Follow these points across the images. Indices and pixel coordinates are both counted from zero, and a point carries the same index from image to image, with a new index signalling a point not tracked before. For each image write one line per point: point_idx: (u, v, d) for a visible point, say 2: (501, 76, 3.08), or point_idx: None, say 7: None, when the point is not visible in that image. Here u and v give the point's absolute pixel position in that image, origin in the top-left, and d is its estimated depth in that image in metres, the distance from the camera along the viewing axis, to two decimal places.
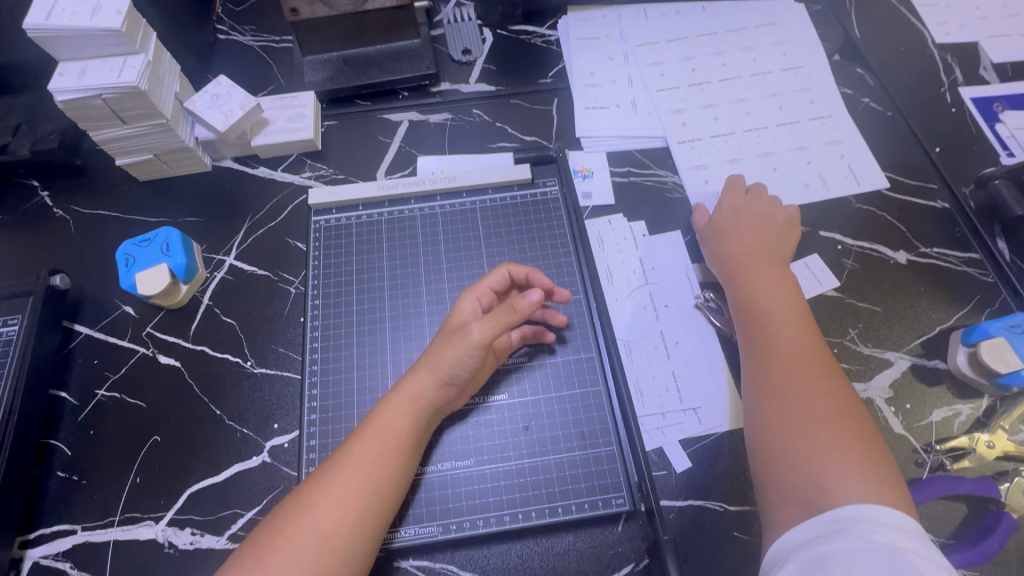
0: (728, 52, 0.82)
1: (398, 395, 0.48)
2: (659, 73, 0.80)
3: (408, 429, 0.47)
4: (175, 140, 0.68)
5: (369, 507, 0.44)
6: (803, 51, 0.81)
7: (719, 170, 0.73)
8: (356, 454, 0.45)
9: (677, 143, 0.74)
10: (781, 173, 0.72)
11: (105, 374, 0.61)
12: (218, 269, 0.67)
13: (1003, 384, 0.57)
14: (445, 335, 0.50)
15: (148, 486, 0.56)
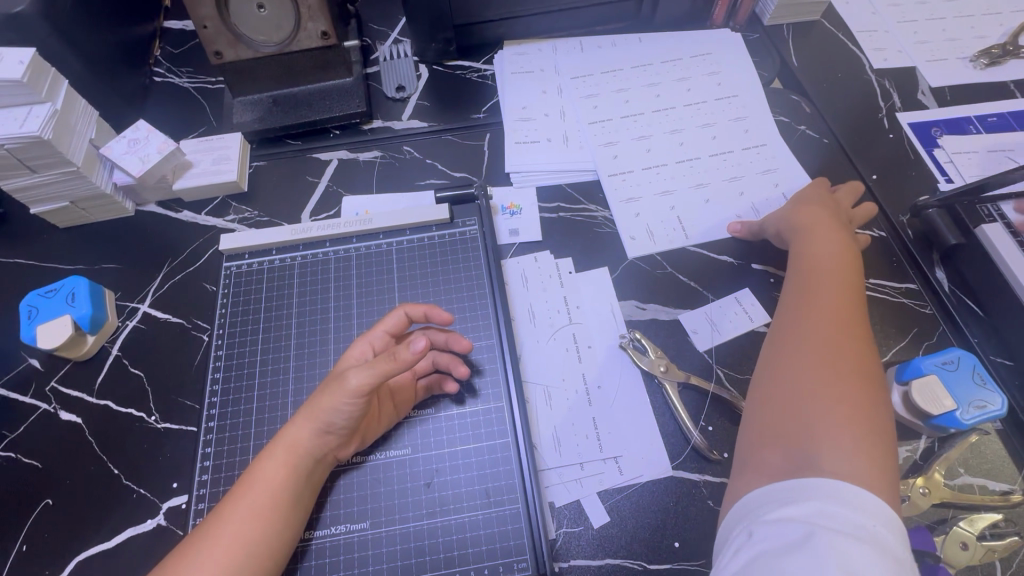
0: (663, 83, 0.81)
1: (278, 444, 0.46)
2: (593, 106, 0.79)
3: (286, 480, 0.44)
4: (90, 187, 0.67)
5: (244, 570, 0.41)
6: (739, 81, 0.81)
7: (652, 203, 0.71)
8: (232, 508, 0.43)
9: (609, 176, 0.73)
10: (714, 204, 0.70)
11: (2, 432, 0.59)
12: (131, 318, 0.65)
13: (938, 425, 0.54)
14: (328, 381, 0.47)
15: (34, 554, 0.53)
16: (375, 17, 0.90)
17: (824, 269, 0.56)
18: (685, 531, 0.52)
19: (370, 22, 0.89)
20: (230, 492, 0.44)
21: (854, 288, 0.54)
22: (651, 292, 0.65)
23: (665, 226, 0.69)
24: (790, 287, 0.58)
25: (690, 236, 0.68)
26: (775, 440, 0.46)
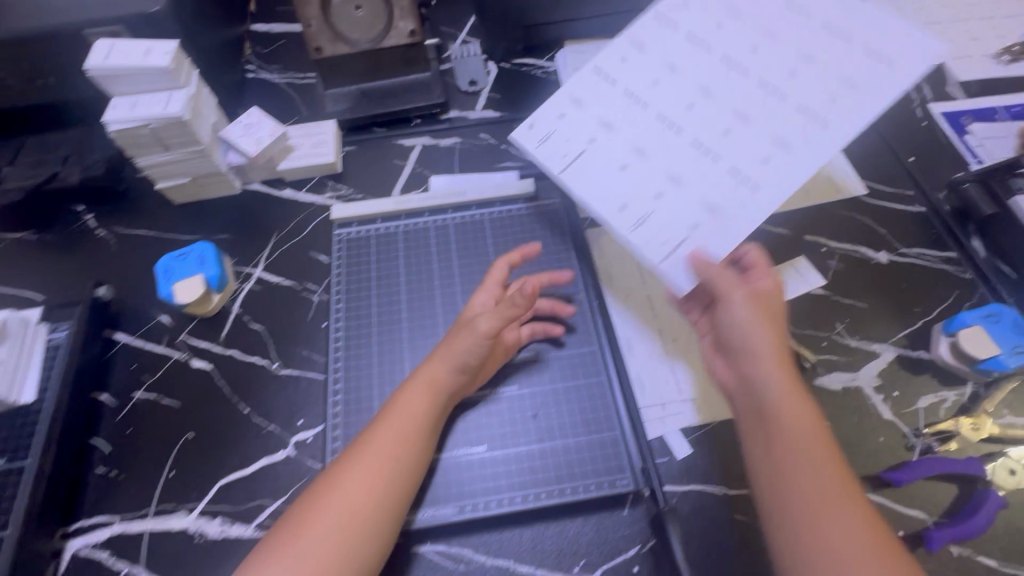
0: (760, 41, 0.61)
1: (416, 384, 0.53)
2: (621, 57, 0.63)
3: (424, 410, 0.52)
4: (211, 165, 0.75)
5: (388, 485, 0.49)
6: (838, 113, 0.56)
7: (584, 159, 0.61)
8: (376, 438, 0.50)
9: (570, 119, 0.62)
10: (636, 186, 0.59)
11: (142, 377, 0.66)
12: (247, 281, 0.73)
13: (983, 370, 0.60)
14: (457, 326, 0.55)
15: (180, 480, 0.60)
16: (446, 20, 0.99)
17: (806, 413, 0.49)
18: None
19: (441, 24, 0.98)
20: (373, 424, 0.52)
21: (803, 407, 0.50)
22: None
23: None
24: (752, 421, 0.51)
25: None
26: None
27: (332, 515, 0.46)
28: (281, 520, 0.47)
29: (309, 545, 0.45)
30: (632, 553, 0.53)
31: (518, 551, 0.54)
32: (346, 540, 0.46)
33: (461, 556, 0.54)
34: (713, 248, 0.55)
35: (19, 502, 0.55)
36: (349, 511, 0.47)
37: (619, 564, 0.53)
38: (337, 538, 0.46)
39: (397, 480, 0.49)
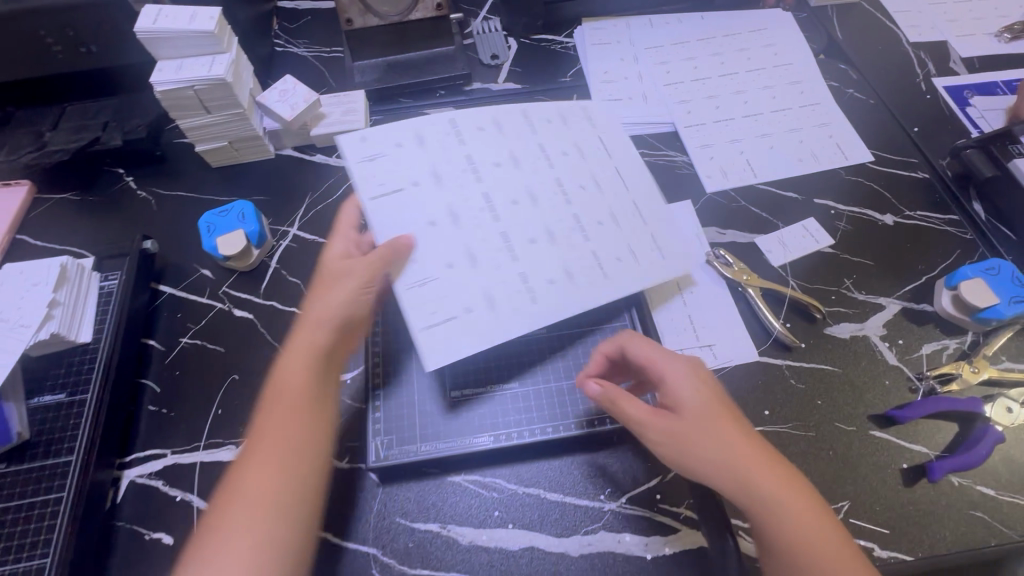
0: (598, 175, 0.69)
1: (291, 356, 0.55)
2: (478, 127, 0.68)
3: (300, 381, 0.53)
4: (249, 129, 0.79)
5: (291, 464, 0.50)
6: (622, 273, 0.62)
7: (396, 196, 0.61)
8: (254, 435, 0.51)
9: (407, 152, 0.63)
10: (431, 241, 0.59)
11: (187, 325, 0.70)
12: (283, 238, 0.76)
13: (983, 319, 0.64)
14: (326, 276, 0.59)
15: (227, 417, 0.63)
16: None
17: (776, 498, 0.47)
18: (772, 401, 0.62)
19: (463, 1, 1.01)
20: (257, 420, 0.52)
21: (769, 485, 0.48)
22: (728, 219, 0.75)
23: (736, 167, 0.80)
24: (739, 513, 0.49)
25: (759, 176, 0.79)
26: None
27: (247, 514, 0.47)
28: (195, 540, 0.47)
29: (225, 549, 0.45)
30: (654, 483, 0.58)
31: (545, 481, 0.58)
32: (263, 532, 0.46)
33: (495, 486, 0.58)
34: (474, 337, 0.55)
35: (81, 432, 0.59)
36: (261, 501, 0.47)
37: (642, 493, 0.58)
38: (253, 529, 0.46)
39: (295, 460, 0.50)
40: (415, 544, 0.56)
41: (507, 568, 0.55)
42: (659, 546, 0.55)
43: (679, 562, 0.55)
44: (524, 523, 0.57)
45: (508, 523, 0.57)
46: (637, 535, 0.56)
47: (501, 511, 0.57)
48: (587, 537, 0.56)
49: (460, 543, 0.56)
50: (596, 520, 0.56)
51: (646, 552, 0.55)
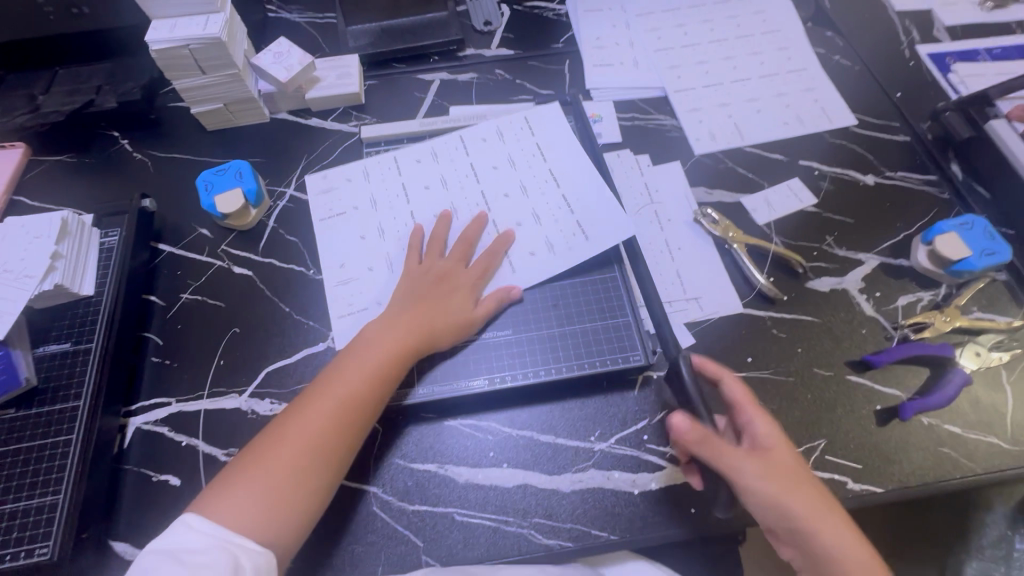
0: (527, 181, 0.73)
1: (388, 347, 0.58)
2: (416, 160, 0.76)
3: (386, 373, 0.57)
4: (244, 90, 0.79)
5: (343, 448, 0.54)
6: (530, 268, 0.67)
7: (340, 220, 0.73)
8: (324, 390, 0.56)
9: (354, 185, 0.75)
10: (363, 254, 0.70)
11: (188, 282, 0.71)
12: (281, 199, 0.77)
13: (956, 272, 0.67)
14: (437, 277, 0.64)
15: (230, 367, 0.65)
16: None
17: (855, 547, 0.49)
18: (754, 349, 0.65)
19: None
20: (325, 373, 0.57)
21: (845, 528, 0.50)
22: (714, 180, 0.78)
23: (724, 130, 0.82)
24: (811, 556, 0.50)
25: (746, 138, 0.81)
26: None
27: (280, 457, 0.52)
28: (235, 461, 0.53)
29: (256, 478, 0.51)
30: (642, 425, 0.61)
31: (538, 424, 0.61)
32: (295, 483, 0.51)
33: (490, 428, 0.61)
34: None
35: (88, 379, 0.61)
36: (298, 449, 0.52)
37: (631, 434, 0.60)
38: (282, 471, 0.51)
39: (343, 432, 0.54)
40: (414, 483, 0.58)
41: (502, 503, 0.57)
42: (646, 481, 0.58)
43: (665, 495, 0.58)
44: (517, 462, 0.59)
45: (502, 462, 0.59)
46: (626, 472, 0.59)
47: (495, 452, 0.60)
48: (577, 474, 0.58)
49: (457, 482, 0.58)
50: (586, 458, 0.59)
51: (634, 487, 0.58)
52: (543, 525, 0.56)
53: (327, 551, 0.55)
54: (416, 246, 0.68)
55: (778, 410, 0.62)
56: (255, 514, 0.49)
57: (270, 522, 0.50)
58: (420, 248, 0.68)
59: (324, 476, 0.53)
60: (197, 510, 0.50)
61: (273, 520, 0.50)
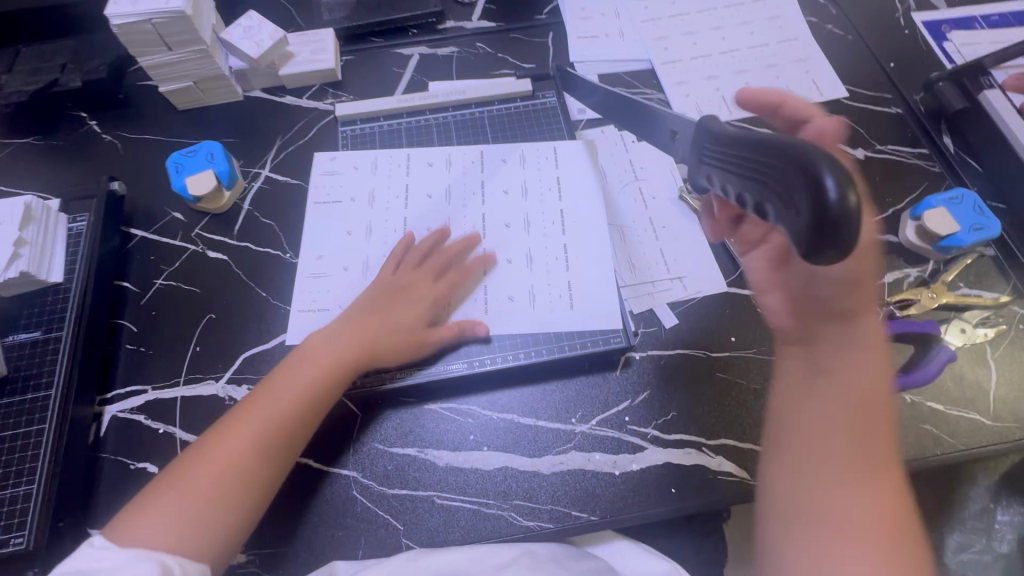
0: (532, 217, 0.69)
1: (325, 354, 0.57)
2: (428, 163, 0.74)
3: (322, 381, 0.56)
4: (213, 67, 0.76)
5: (276, 454, 0.52)
6: (505, 315, 0.63)
7: (335, 208, 0.72)
8: (253, 408, 0.54)
9: (360, 175, 0.73)
10: (345, 251, 0.69)
11: (161, 267, 0.69)
12: (255, 180, 0.75)
13: (944, 247, 0.66)
14: (396, 288, 0.62)
15: (206, 354, 0.64)
16: None
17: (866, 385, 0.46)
18: (736, 329, 0.64)
19: None
20: (257, 390, 0.55)
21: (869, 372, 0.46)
22: None
23: (711, 104, 0.79)
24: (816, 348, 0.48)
25: (734, 112, 0.78)
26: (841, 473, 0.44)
27: (205, 471, 0.50)
28: (154, 481, 0.51)
29: (174, 498, 0.48)
30: (623, 406, 0.60)
31: (519, 407, 0.60)
32: (220, 495, 0.49)
33: (471, 412, 0.60)
34: None
35: (59, 368, 0.60)
36: (225, 463, 0.50)
37: (612, 415, 0.60)
38: (203, 491, 0.49)
39: (276, 440, 0.52)
40: (394, 467, 0.58)
41: (482, 486, 0.57)
42: (627, 462, 0.58)
43: (646, 476, 0.57)
44: (498, 446, 0.59)
45: (482, 446, 0.59)
46: (607, 453, 0.58)
47: (476, 435, 0.59)
48: (558, 456, 0.58)
49: (437, 465, 0.58)
50: (568, 440, 0.59)
51: (616, 468, 0.58)
52: (524, 507, 0.56)
53: (307, 536, 0.55)
54: (396, 252, 0.66)
55: (762, 390, 0.61)
56: (173, 534, 0.47)
57: (188, 541, 0.47)
58: (401, 255, 0.66)
59: (249, 495, 0.50)
60: (110, 531, 0.47)
61: (192, 539, 0.47)
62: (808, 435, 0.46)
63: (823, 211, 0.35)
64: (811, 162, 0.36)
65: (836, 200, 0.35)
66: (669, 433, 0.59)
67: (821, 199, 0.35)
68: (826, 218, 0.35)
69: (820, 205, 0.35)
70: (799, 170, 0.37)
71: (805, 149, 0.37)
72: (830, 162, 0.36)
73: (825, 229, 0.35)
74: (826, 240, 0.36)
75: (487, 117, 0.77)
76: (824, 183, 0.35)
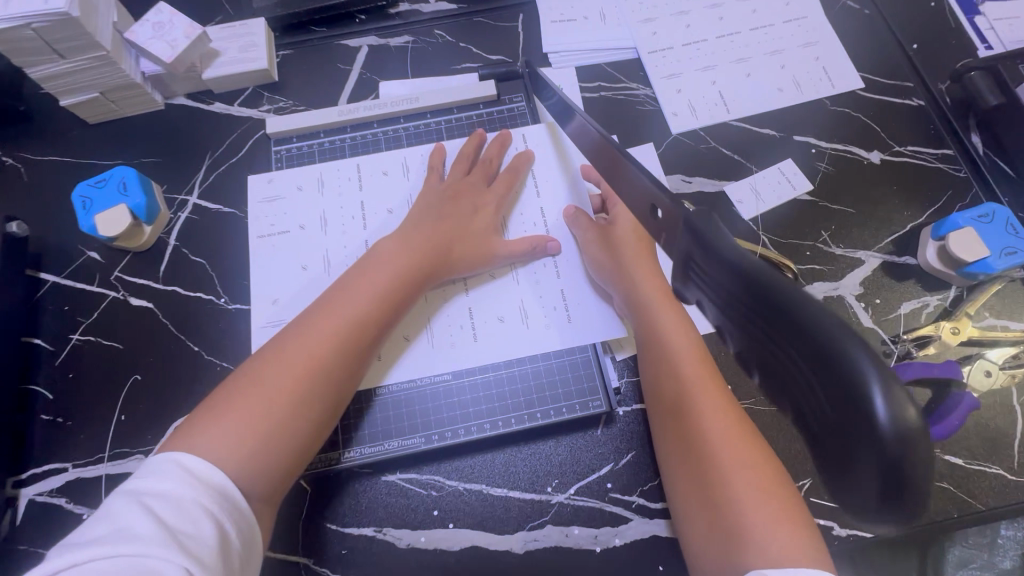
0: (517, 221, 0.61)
1: (399, 254, 0.53)
2: (383, 172, 0.64)
3: (401, 281, 0.52)
4: (119, 74, 0.64)
5: (354, 355, 0.49)
6: (493, 335, 0.56)
7: (283, 237, 0.62)
8: (320, 317, 0.49)
9: (307, 196, 0.63)
10: (302, 292, 0.60)
11: (78, 319, 0.61)
12: (182, 209, 0.65)
13: (970, 274, 0.58)
14: (454, 195, 0.59)
15: (132, 423, 0.56)
16: None
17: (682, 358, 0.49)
18: (733, 376, 0.57)
19: None
20: (321, 300, 0.50)
21: (687, 343, 0.49)
22: (695, 166, 0.66)
23: (706, 101, 0.68)
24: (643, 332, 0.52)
25: (733, 111, 0.68)
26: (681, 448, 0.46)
27: (287, 372, 0.45)
28: (207, 399, 0.45)
29: (238, 410, 0.43)
30: (605, 471, 0.54)
31: (489, 475, 0.54)
32: (297, 395, 0.45)
33: (433, 485, 0.53)
34: None
35: None
36: (304, 366, 0.46)
37: (592, 482, 0.53)
38: (274, 402, 0.44)
39: (355, 345, 0.49)
40: (349, 550, 0.51)
41: (447, 569, 0.51)
42: (609, 537, 0.52)
43: (630, 553, 0.51)
44: (465, 521, 0.52)
45: (447, 522, 0.52)
46: (586, 527, 0.52)
47: (440, 510, 0.53)
48: (533, 532, 0.52)
49: (396, 547, 0.51)
50: (543, 514, 0.52)
51: (596, 544, 0.52)
52: None
53: None
54: (437, 167, 0.63)
55: None
56: (242, 447, 0.42)
57: (262, 456, 0.43)
58: (442, 169, 0.63)
59: (326, 407, 0.47)
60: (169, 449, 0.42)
61: (263, 456, 0.43)
62: (689, 431, 0.46)
63: (868, 444, 0.17)
64: (837, 348, 0.18)
65: (896, 426, 0.17)
66: (656, 501, 0.52)
67: (825, 407, 0.18)
68: (864, 454, 0.18)
69: (868, 440, 0.17)
70: (780, 337, 0.20)
71: (809, 305, 0.19)
72: (863, 343, 0.18)
73: (844, 454, 0.18)
74: (902, 503, 0.18)
75: (446, 128, 0.67)
76: (869, 401, 0.17)
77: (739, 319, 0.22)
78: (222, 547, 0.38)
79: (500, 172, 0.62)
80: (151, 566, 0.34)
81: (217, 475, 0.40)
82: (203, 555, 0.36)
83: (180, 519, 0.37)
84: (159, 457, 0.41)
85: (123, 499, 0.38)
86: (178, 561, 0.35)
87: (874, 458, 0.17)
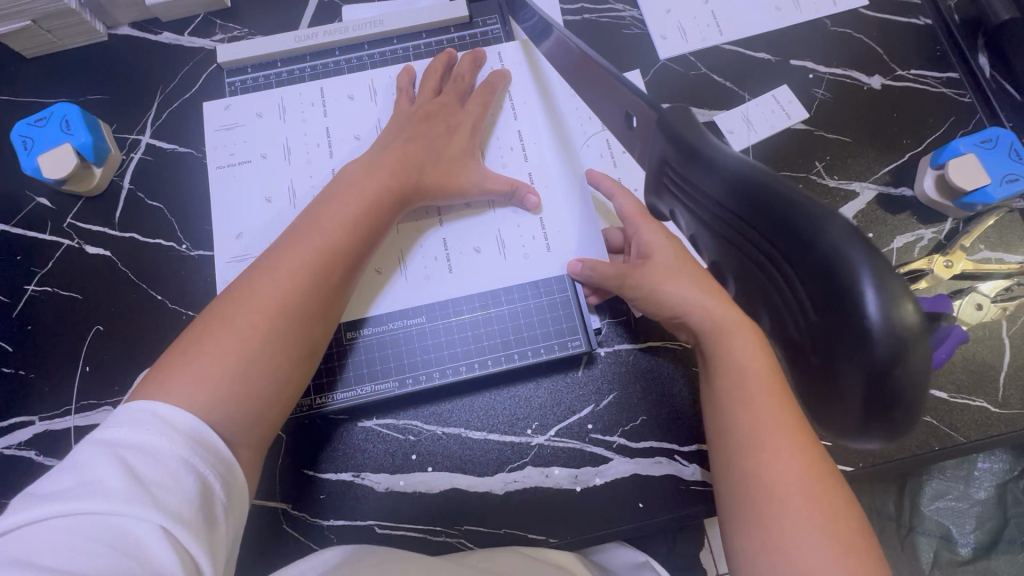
0: (492, 146, 0.57)
1: (367, 178, 0.49)
2: (348, 96, 0.60)
3: (372, 205, 0.48)
4: (52, 1, 0.57)
5: (328, 283, 0.44)
6: (471, 267, 0.54)
7: (244, 169, 0.58)
8: (289, 248, 0.44)
9: (267, 124, 0.59)
10: (266, 223, 0.57)
11: (32, 270, 0.57)
12: (134, 150, 0.60)
13: (967, 204, 0.55)
14: (424, 119, 0.55)
15: (99, 374, 0.55)
16: None
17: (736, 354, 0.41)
18: None
19: None
20: (291, 231, 0.46)
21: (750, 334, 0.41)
22: (685, 95, 0.61)
23: (697, 23, 0.63)
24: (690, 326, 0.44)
25: (725, 33, 0.63)
26: (728, 452, 0.39)
27: (256, 305, 0.41)
28: (175, 343, 0.40)
29: (212, 350, 0.39)
30: (586, 412, 0.53)
31: (469, 418, 0.52)
32: (271, 329, 0.41)
33: (411, 430, 0.52)
34: None
35: None
36: (274, 297, 0.41)
37: (573, 424, 0.52)
38: (250, 338, 0.40)
39: (328, 273, 0.44)
40: (328, 495, 0.51)
41: (428, 511, 0.51)
42: (590, 477, 0.51)
43: (611, 491, 0.51)
44: (444, 463, 0.52)
45: (426, 465, 0.52)
46: (567, 467, 0.52)
47: (418, 454, 0.52)
48: (513, 473, 0.51)
49: (375, 491, 0.51)
50: (522, 455, 0.52)
51: (577, 484, 0.51)
52: (476, 533, 0.51)
53: None
54: (406, 88, 0.58)
55: None
56: (219, 389, 0.38)
57: (239, 401, 0.38)
58: (412, 90, 0.58)
59: (304, 344, 0.43)
60: (140, 396, 0.36)
61: (246, 398, 0.39)
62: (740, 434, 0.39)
63: (855, 347, 0.20)
64: (838, 256, 0.19)
65: (886, 323, 0.19)
66: (637, 440, 0.52)
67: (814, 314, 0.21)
68: (849, 353, 0.20)
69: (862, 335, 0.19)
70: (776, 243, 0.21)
71: (817, 214, 0.20)
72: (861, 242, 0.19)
73: (832, 351, 0.20)
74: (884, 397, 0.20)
75: (414, 55, 0.61)
76: (863, 296, 0.19)
77: (730, 228, 0.24)
78: (207, 504, 0.33)
79: (474, 91, 0.58)
80: (125, 527, 0.30)
81: (197, 425, 0.35)
82: (186, 512, 0.31)
83: (156, 472, 0.32)
84: (127, 406, 0.35)
85: (94, 451, 0.32)
86: (154, 520, 0.30)
87: (859, 358, 0.20)
